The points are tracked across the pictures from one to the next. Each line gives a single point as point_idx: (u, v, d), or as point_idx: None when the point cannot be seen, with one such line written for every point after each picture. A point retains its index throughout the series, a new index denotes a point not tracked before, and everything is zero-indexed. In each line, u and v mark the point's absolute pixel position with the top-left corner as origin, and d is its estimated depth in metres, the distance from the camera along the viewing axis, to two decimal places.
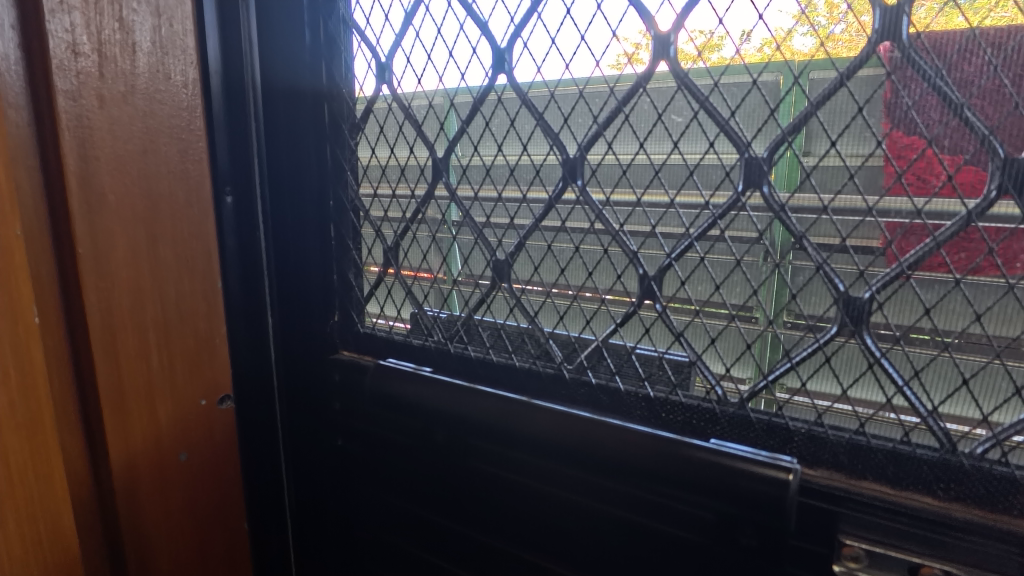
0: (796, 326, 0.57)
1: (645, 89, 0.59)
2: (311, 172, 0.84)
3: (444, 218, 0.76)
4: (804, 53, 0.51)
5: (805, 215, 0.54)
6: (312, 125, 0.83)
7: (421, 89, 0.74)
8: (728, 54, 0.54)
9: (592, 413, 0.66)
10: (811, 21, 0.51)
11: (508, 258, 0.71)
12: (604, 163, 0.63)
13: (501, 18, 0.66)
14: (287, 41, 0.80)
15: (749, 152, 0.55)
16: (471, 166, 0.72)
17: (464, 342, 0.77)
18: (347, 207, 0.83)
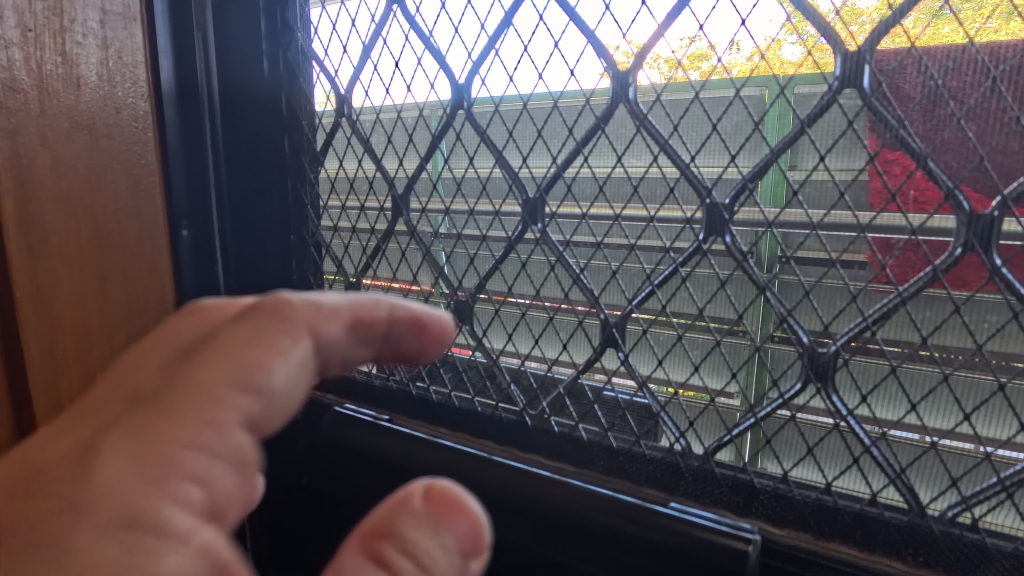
0: (788, 339, 0.53)
1: (604, 130, 0.57)
2: (272, 208, 0.81)
3: (404, 254, 0.73)
4: (794, 63, 0.48)
5: (770, 261, 0.52)
6: (274, 160, 0.79)
7: (378, 122, 0.72)
8: (720, 61, 0.51)
9: (553, 472, 0.63)
10: (800, 31, 0.48)
11: (471, 298, 0.69)
12: (563, 210, 0.61)
13: (459, 53, 0.63)
14: (244, 65, 0.77)
15: (712, 202, 0.53)
16: (430, 201, 0.70)
17: (425, 385, 0.75)
18: (307, 241, 0.80)
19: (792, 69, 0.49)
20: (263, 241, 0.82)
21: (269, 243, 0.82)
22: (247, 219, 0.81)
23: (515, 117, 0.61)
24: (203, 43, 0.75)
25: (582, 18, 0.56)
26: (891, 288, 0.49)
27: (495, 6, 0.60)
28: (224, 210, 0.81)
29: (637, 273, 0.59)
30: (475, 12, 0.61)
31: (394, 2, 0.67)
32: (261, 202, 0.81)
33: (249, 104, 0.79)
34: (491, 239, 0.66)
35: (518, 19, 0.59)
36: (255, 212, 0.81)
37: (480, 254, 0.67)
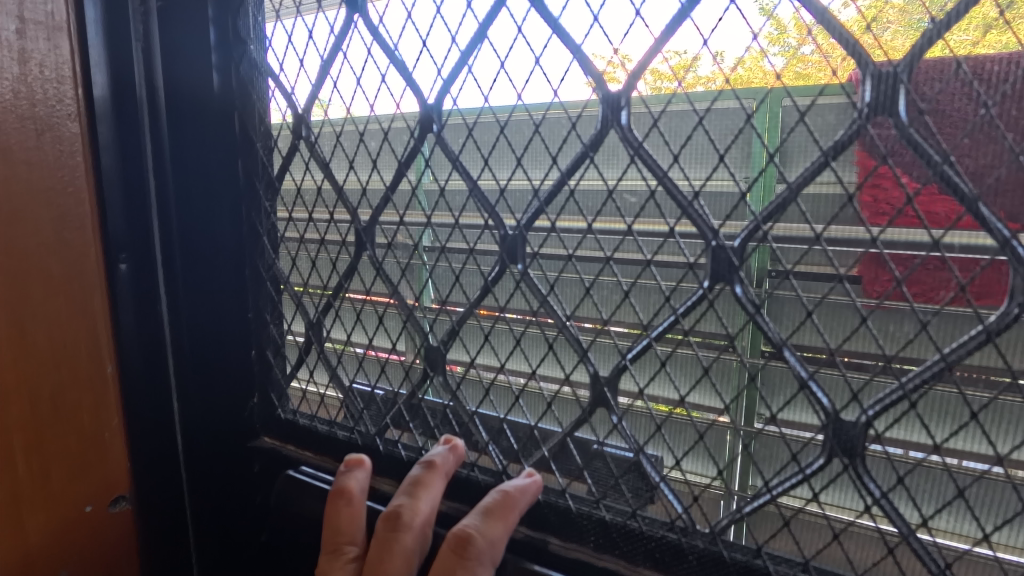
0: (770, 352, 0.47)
1: (593, 158, 0.50)
2: (226, 238, 0.72)
3: (370, 292, 0.65)
4: (772, 76, 0.43)
5: (783, 318, 0.47)
6: (228, 186, 0.71)
7: (339, 147, 0.65)
8: (705, 72, 0.44)
9: (536, 563, 0.55)
10: (781, 42, 0.43)
11: (441, 342, 0.61)
12: (548, 243, 0.53)
13: (427, 69, 0.56)
14: (191, 78, 0.68)
15: (717, 241, 0.46)
16: (396, 239, 0.62)
17: (394, 439, 0.66)
18: (263, 275, 0.72)
19: (777, 78, 0.43)
20: (212, 272, 0.73)
21: (219, 273, 0.73)
22: (200, 245, 0.72)
23: (493, 139, 0.55)
24: (143, 47, 0.66)
25: (567, 30, 0.49)
26: (902, 305, 0.43)
27: (468, 16, 0.53)
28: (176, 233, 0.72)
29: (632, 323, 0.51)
30: (445, 22, 0.54)
31: (355, 11, 0.59)
32: (207, 227, 0.72)
33: (195, 117, 0.70)
34: (465, 275, 0.59)
35: (493, 29, 0.52)
36: (199, 238, 0.72)
37: (453, 295, 0.60)
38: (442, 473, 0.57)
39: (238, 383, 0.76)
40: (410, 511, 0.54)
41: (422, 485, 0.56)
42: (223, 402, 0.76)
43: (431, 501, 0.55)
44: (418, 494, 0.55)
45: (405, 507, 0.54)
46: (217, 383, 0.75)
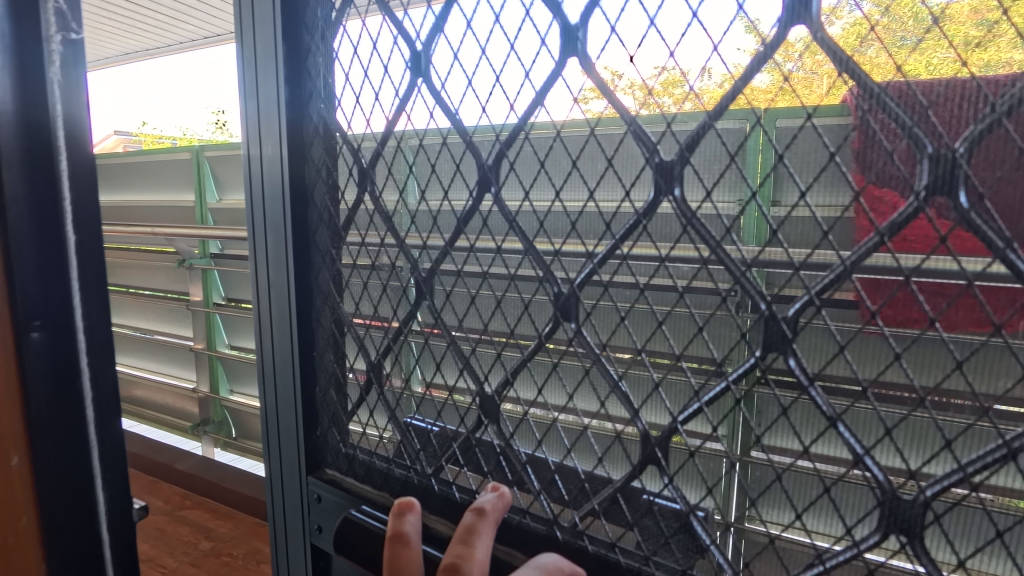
0: (793, 387, 0.48)
1: (646, 226, 0.51)
2: (295, 282, 0.77)
3: (428, 342, 0.67)
4: (763, 91, 0.45)
5: (839, 394, 0.47)
6: (297, 236, 0.76)
7: (404, 201, 0.67)
8: (696, 87, 0.47)
9: None
10: (768, 58, 0.44)
11: (495, 393, 0.62)
12: (601, 305, 0.55)
13: (486, 133, 0.59)
14: (269, 134, 0.76)
15: (768, 314, 0.47)
16: (454, 291, 0.64)
17: (448, 480, 0.68)
18: (331, 319, 0.75)
19: (762, 96, 0.45)
20: (282, 309, 0.79)
21: (288, 312, 0.78)
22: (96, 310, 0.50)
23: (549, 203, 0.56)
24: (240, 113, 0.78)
25: (621, 101, 0.50)
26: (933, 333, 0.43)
27: (526, 85, 0.55)
28: (256, 268, 0.82)
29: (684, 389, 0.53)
30: (504, 89, 0.56)
31: (419, 76, 0.62)
32: (277, 268, 0.79)
33: (271, 170, 0.77)
34: (520, 330, 0.61)
35: (550, 100, 0.54)
36: (275, 278, 0.79)
37: (507, 350, 0.62)
38: (493, 523, 0.58)
39: (299, 414, 0.79)
40: (469, 556, 0.54)
41: (478, 532, 0.56)
42: (287, 427, 0.82)
43: (486, 547, 0.55)
44: (473, 539, 0.56)
45: (463, 553, 0.54)
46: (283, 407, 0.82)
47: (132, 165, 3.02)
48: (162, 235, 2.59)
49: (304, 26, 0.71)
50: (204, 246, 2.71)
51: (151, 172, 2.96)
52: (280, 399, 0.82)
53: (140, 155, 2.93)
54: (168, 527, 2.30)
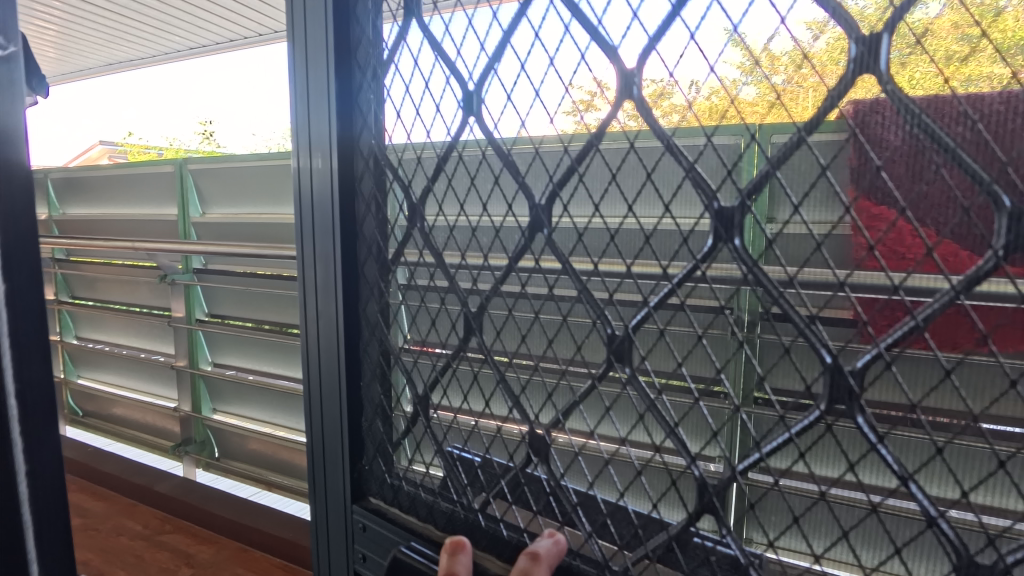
0: (859, 437, 0.47)
1: (703, 272, 0.51)
2: (339, 311, 0.78)
3: (477, 378, 0.67)
4: (750, 103, 0.47)
5: (909, 453, 0.46)
6: (347, 266, 0.77)
7: (453, 240, 0.67)
8: (680, 100, 0.50)
9: None
10: (755, 72, 0.46)
11: (545, 433, 0.62)
12: (658, 345, 0.54)
13: (539, 173, 0.60)
14: (322, 163, 0.77)
15: (834, 366, 0.46)
16: (504, 329, 0.65)
17: (495, 516, 0.68)
18: (381, 349, 0.76)
19: (749, 108, 0.47)
20: (330, 339, 0.80)
21: (336, 342, 0.79)
22: None
23: (603, 245, 0.56)
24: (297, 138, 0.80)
25: (679, 148, 0.50)
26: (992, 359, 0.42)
27: (580, 128, 0.55)
28: (304, 294, 0.83)
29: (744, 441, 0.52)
30: (558, 131, 0.57)
31: (470, 115, 0.63)
32: (325, 297, 0.80)
33: (321, 195, 0.77)
34: (570, 375, 0.61)
35: (606, 143, 0.54)
36: (323, 308, 0.80)
37: (558, 388, 0.62)
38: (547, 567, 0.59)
39: (344, 443, 0.80)
40: None
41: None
42: (332, 455, 0.82)
43: None
44: None
45: None
46: (329, 435, 0.83)
47: (124, 180, 3.08)
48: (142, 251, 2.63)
49: (357, 64, 0.73)
50: (184, 262, 2.88)
51: (154, 184, 2.95)
52: (326, 427, 0.83)
53: (146, 164, 2.92)
54: (141, 554, 2.34)
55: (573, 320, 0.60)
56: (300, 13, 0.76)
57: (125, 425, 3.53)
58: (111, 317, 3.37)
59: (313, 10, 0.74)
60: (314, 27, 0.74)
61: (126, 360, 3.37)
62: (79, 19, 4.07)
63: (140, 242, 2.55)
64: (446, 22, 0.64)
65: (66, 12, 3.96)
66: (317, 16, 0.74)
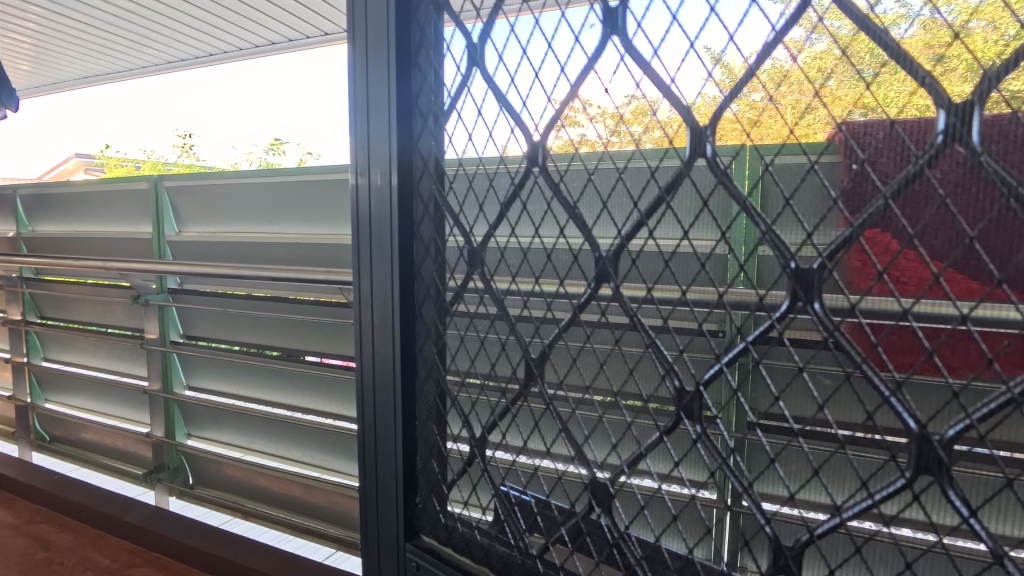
0: (950, 511, 0.46)
1: (780, 327, 0.51)
2: (393, 346, 0.80)
3: (538, 423, 0.68)
4: (731, 119, 0.51)
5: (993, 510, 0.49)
6: (404, 305, 0.79)
7: (515, 284, 0.68)
8: (662, 116, 0.55)
9: None
10: (733, 89, 0.50)
11: (608, 481, 0.63)
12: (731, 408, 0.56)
13: (608, 226, 0.62)
14: (382, 201, 0.79)
15: (923, 434, 0.46)
16: (569, 373, 0.66)
17: (555, 562, 0.69)
18: (437, 390, 0.77)
19: (726, 122, 0.51)
20: (385, 379, 0.82)
21: (391, 383, 0.81)
22: None
23: (673, 301, 0.58)
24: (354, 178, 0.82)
25: (756, 209, 0.51)
26: None
27: (653, 184, 0.58)
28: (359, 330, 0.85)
29: (822, 499, 0.54)
30: (627, 187, 0.60)
31: (535, 166, 0.64)
32: (381, 338, 0.81)
33: (381, 230, 0.80)
34: (638, 426, 0.62)
35: (682, 198, 0.57)
36: (378, 348, 0.82)
37: (625, 437, 0.64)
38: None
39: (398, 482, 0.81)
40: None
41: None
42: (385, 493, 0.83)
43: None
44: None
45: None
46: (381, 473, 0.84)
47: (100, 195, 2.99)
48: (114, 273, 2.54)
49: (418, 111, 0.75)
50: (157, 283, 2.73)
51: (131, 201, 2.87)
52: (377, 464, 0.84)
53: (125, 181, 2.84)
54: None
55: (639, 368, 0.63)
56: (361, 62, 0.79)
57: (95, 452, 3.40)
58: (85, 340, 3.26)
59: (375, 60, 0.77)
60: (376, 77, 0.77)
61: (102, 385, 3.26)
62: (59, 32, 4.01)
63: (121, 262, 2.48)
64: (510, 73, 0.66)
65: (42, 23, 3.89)
66: (379, 66, 0.76)
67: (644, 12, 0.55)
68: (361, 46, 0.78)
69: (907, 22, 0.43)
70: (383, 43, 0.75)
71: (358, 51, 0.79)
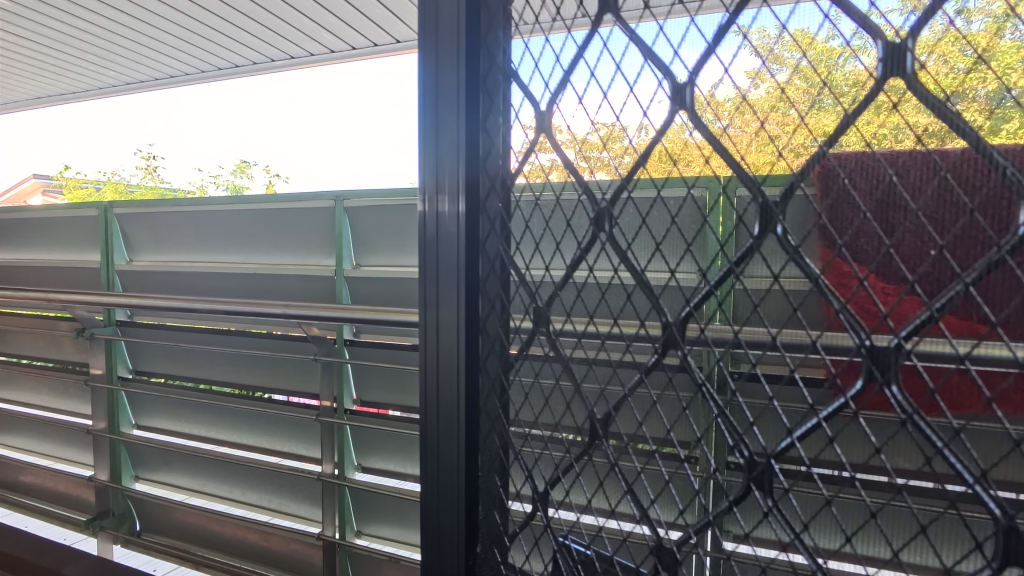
0: None
1: (857, 408, 0.56)
2: (459, 393, 0.85)
3: (602, 482, 0.71)
4: (697, 145, 0.62)
5: None
6: (471, 356, 0.84)
7: (580, 344, 0.71)
8: (630, 142, 0.67)
9: None
10: (703, 117, 0.61)
11: (675, 545, 0.69)
12: (799, 488, 0.60)
13: (675, 297, 0.65)
14: (452, 255, 0.83)
15: (1010, 525, 0.52)
16: (648, 416, 0.68)
17: None
18: (501, 444, 0.82)
19: (696, 147, 0.62)
20: (449, 429, 0.86)
21: (457, 436, 0.85)
22: None
23: (714, 365, 0.63)
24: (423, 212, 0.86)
25: (829, 287, 0.55)
26: None
27: (720, 256, 0.61)
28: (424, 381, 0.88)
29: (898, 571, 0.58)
30: (695, 256, 0.63)
31: (601, 231, 0.70)
32: (445, 393, 0.86)
33: (449, 282, 0.84)
34: (705, 493, 0.66)
35: (750, 268, 0.59)
36: (442, 402, 0.86)
37: (690, 507, 0.67)
38: None
39: (460, 531, 0.87)
40: None
41: None
42: (446, 544, 0.88)
43: None
44: None
45: None
46: (445, 522, 0.89)
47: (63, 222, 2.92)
48: (72, 307, 2.45)
49: (486, 173, 0.80)
50: (105, 313, 2.85)
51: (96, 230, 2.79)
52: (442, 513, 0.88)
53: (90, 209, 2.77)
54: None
55: (708, 439, 0.65)
56: (431, 113, 0.84)
57: (41, 497, 3.20)
58: (36, 376, 3.10)
59: (445, 126, 0.83)
60: (446, 137, 0.83)
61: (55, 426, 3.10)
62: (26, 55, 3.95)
63: (90, 293, 2.40)
64: (577, 144, 0.71)
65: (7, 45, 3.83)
66: (450, 127, 0.82)
67: (711, 89, 0.60)
68: (430, 110, 0.84)
69: (865, 55, 0.53)
70: (454, 110, 0.82)
71: (427, 118, 0.84)
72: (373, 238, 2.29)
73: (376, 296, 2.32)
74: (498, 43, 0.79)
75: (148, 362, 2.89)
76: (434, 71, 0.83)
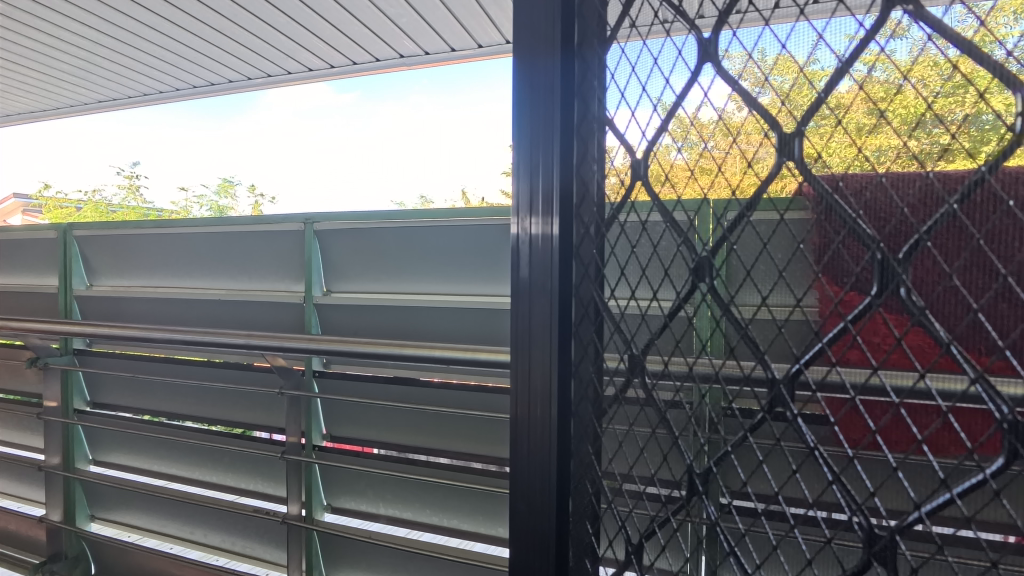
0: None
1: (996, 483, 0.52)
2: (550, 435, 0.87)
3: (701, 541, 0.71)
4: (679, 163, 0.70)
5: None
6: (560, 401, 0.86)
7: (676, 393, 0.71)
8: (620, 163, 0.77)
9: None
10: (684, 140, 0.70)
11: None
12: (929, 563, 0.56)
13: (781, 349, 0.63)
14: (543, 301, 0.87)
15: None
16: (754, 474, 0.65)
17: None
18: (594, 491, 0.83)
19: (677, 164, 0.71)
20: (540, 473, 0.89)
21: (545, 479, 0.89)
22: None
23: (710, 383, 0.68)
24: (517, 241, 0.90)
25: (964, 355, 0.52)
26: None
27: (836, 314, 0.58)
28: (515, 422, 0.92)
29: None
30: (789, 284, 0.61)
31: (700, 281, 0.69)
32: (538, 434, 0.89)
33: (541, 328, 0.87)
34: (818, 562, 0.63)
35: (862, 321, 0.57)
36: (534, 444, 0.90)
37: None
38: None
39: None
40: None
41: None
42: None
43: None
44: None
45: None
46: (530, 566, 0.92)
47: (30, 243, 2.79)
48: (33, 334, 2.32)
49: (581, 220, 0.83)
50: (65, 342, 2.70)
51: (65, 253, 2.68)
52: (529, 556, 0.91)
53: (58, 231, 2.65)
54: None
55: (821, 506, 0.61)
56: (526, 159, 0.88)
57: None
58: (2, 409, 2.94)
59: (541, 170, 0.86)
60: (543, 181, 0.86)
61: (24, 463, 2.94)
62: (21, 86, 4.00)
63: (53, 321, 2.28)
64: (673, 188, 0.71)
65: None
66: (547, 172, 0.85)
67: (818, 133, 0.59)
68: (527, 155, 0.88)
69: (837, 78, 0.57)
70: (550, 155, 0.85)
71: (523, 163, 0.88)
72: (346, 264, 2.23)
73: (360, 325, 2.22)
74: (595, 92, 0.80)
75: (112, 393, 2.74)
76: (531, 124, 0.87)
